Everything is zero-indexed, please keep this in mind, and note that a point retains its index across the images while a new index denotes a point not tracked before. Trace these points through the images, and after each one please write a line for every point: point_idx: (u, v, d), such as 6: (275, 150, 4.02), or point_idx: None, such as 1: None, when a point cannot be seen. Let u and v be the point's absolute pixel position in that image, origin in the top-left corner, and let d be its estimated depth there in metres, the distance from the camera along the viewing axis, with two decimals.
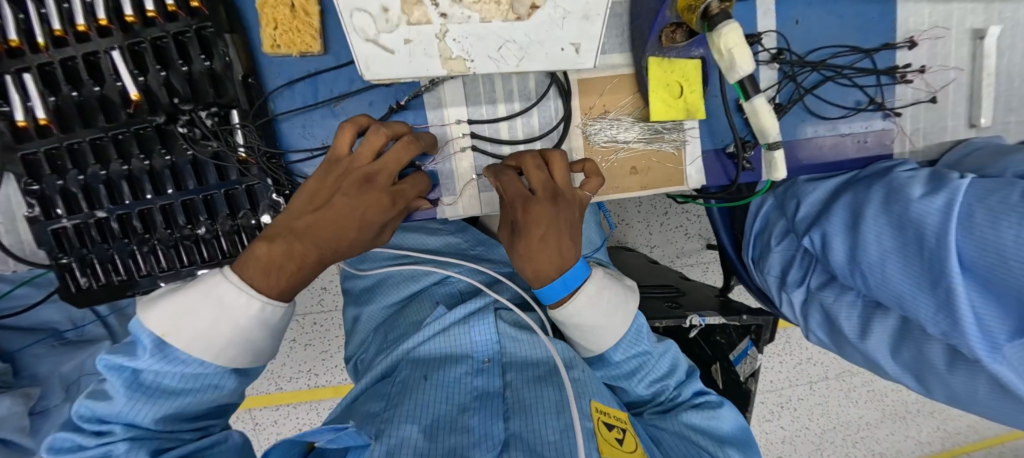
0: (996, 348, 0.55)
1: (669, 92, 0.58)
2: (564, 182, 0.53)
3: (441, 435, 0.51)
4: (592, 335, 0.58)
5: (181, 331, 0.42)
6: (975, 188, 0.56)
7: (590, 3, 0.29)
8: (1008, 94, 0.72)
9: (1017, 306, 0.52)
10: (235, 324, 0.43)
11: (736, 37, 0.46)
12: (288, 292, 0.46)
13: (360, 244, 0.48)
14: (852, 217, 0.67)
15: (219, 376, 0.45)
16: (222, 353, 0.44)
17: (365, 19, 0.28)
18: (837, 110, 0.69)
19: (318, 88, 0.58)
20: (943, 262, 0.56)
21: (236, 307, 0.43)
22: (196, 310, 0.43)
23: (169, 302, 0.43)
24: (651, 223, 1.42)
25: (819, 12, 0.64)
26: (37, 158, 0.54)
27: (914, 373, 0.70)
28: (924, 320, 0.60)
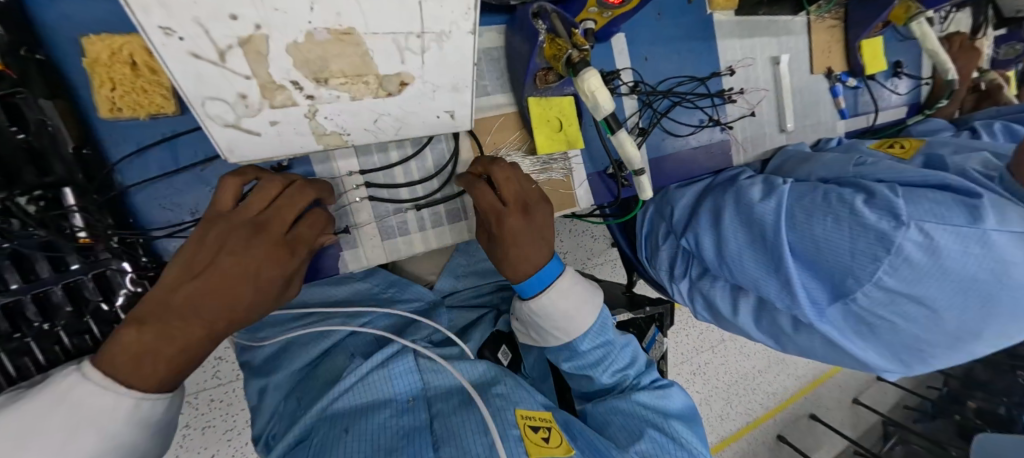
0: (821, 311, 0.70)
1: (550, 127, 0.64)
2: (531, 192, 0.58)
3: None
4: (560, 326, 0.62)
5: (29, 454, 0.34)
6: (794, 191, 0.75)
7: (458, 77, 0.32)
8: (802, 103, 0.93)
9: (828, 277, 0.68)
10: (109, 428, 0.37)
11: (596, 82, 0.52)
12: (169, 381, 0.39)
13: (260, 306, 0.43)
14: (714, 217, 0.81)
15: None
16: None
17: (222, 107, 0.27)
18: (687, 129, 0.81)
19: (178, 151, 0.52)
20: (779, 248, 0.70)
21: (100, 411, 0.36)
22: (45, 426, 0.35)
23: (3, 423, 0.35)
24: (560, 231, 1.51)
25: (662, 48, 0.76)
26: None
27: (773, 337, 0.85)
28: (773, 298, 0.73)
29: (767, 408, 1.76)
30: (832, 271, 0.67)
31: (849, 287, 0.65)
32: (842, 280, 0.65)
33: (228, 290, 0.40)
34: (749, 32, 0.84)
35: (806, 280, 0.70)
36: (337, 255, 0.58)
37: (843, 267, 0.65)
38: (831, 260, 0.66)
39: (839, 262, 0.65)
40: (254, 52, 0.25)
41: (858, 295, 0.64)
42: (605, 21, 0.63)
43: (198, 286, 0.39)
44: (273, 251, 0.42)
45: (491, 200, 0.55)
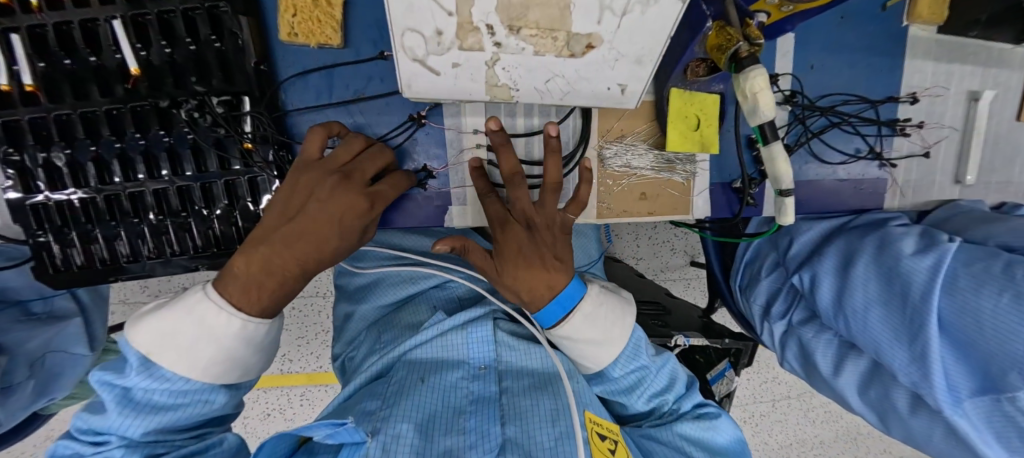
0: (958, 401, 0.59)
1: (686, 124, 0.58)
2: (548, 208, 0.54)
3: (437, 435, 0.52)
4: (588, 353, 0.58)
5: (167, 352, 0.40)
6: (964, 253, 0.61)
7: (645, 49, 0.29)
8: (993, 155, 0.76)
9: (980, 364, 0.57)
10: (223, 343, 0.41)
11: (762, 82, 0.47)
12: (270, 309, 0.43)
13: (345, 249, 0.46)
14: (842, 262, 0.72)
15: (212, 390, 0.43)
16: (208, 370, 0.42)
17: (417, 40, 0.27)
18: (838, 156, 0.71)
19: (334, 82, 0.55)
20: (924, 319, 0.60)
21: (218, 327, 0.41)
22: (180, 330, 0.40)
23: (153, 320, 0.41)
24: (641, 235, 1.44)
25: (834, 59, 0.66)
26: (20, 126, 0.50)
27: (876, 411, 0.73)
28: (896, 369, 0.64)
29: None
30: (989, 364, 0.55)
31: (1010, 384, 0.53)
32: (1003, 373, 0.53)
33: (317, 232, 0.43)
34: (949, 57, 0.70)
35: (948, 361, 0.60)
36: (445, 207, 0.60)
37: (1008, 359, 0.53)
38: (992, 347, 0.54)
39: (1003, 353, 0.53)
40: None
41: (1020, 396, 0.52)
42: (782, 15, 0.56)
43: (293, 226, 0.43)
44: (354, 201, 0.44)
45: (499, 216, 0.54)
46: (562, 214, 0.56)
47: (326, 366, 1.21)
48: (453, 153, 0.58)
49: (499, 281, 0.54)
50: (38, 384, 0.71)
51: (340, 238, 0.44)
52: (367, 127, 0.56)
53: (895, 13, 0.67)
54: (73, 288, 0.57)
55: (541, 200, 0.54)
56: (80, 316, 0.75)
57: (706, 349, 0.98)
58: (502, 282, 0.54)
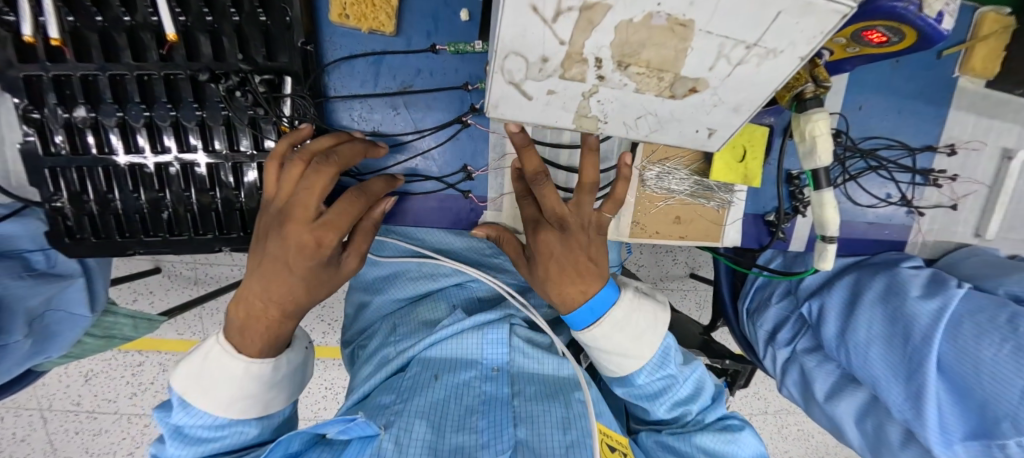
0: (950, 444, 0.60)
1: (733, 155, 0.57)
2: (585, 203, 0.49)
3: (449, 431, 0.50)
4: (616, 362, 0.55)
5: (196, 398, 0.44)
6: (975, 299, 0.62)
7: (746, 99, 0.28)
8: (1015, 212, 0.77)
9: (977, 411, 0.58)
10: (242, 386, 0.44)
11: (824, 127, 0.46)
12: (267, 347, 0.44)
13: (321, 283, 0.44)
14: (851, 297, 0.71)
15: (244, 422, 0.46)
16: (230, 408, 0.44)
17: (518, 63, 0.26)
18: (868, 198, 0.71)
19: (381, 70, 0.52)
20: (922, 360, 0.61)
21: (231, 371, 0.43)
22: (205, 374, 0.44)
23: (185, 364, 0.44)
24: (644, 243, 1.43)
25: (881, 101, 0.65)
26: (42, 81, 0.47)
27: (870, 445, 0.73)
28: (889, 405, 0.64)
29: None
30: (983, 413, 0.57)
31: (1001, 431, 0.54)
32: (996, 420, 0.55)
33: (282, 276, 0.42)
34: (992, 111, 0.69)
35: (944, 401, 0.60)
36: (480, 211, 0.59)
37: (1006, 409, 0.54)
38: (989, 395, 0.56)
39: (1000, 402, 0.54)
40: (587, 20, 0.22)
41: (1009, 445, 0.54)
42: (845, 55, 0.54)
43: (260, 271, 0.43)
44: (304, 238, 0.41)
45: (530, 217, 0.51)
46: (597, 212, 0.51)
47: (315, 339, 1.24)
48: (494, 158, 0.56)
49: (533, 281, 0.53)
50: (34, 343, 0.67)
51: (310, 277, 0.43)
52: (410, 121, 0.54)
53: (948, 61, 0.66)
54: (89, 257, 0.56)
55: (575, 200, 0.49)
56: (85, 276, 0.72)
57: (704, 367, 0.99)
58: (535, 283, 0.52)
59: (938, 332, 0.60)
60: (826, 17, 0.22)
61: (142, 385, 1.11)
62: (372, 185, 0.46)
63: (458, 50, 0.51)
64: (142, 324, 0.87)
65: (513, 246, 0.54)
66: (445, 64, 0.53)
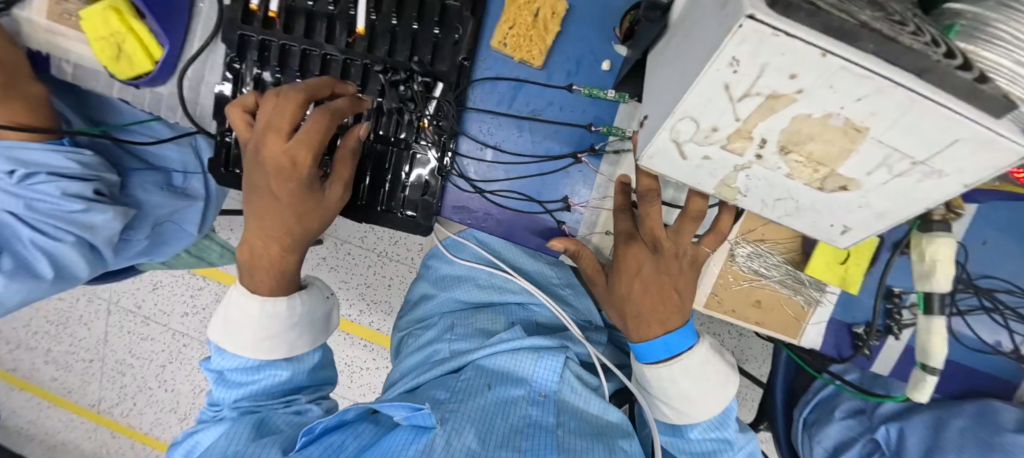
0: None
1: (835, 255, 0.56)
2: (686, 232, 0.50)
3: (493, 444, 0.51)
4: (677, 408, 0.55)
5: (233, 344, 0.53)
6: None
7: (893, 208, 0.29)
8: None
9: None
10: (267, 324, 0.52)
11: (947, 253, 0.45)
12: (277, 286, 0.53)
13: (298, 214, 0.50)
14: (936, 424, 0.66)
15: (273, 366, 0.55)
16: (261, 350, 0.53)
17: (688, 126, 0.28)
18: (976, 341, 0.64)
19: (518, 95, 0.58)
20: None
21: (256, 314, 0.52)
22: (237, 321, 0.53)
23: (221, 316, 0.55)
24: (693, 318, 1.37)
25: (1011, 242, 0.61)
26: (251, 42, 0.58)
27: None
28: None
29: None
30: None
31: None
32: None
33: (264, 193, 0.50)
34: None
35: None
36: (567, 243, 0.61)
37: None
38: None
39: None
40: (770, 106, 0.25)
41: None
42: None
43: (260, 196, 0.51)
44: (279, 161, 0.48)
45: (625, 229, 0.53)
46: (696, 246, 0.52)
47: (352, 314, 1.31)
48: (596, 196, 0.59)
49: (610, 299, 0.55)
50: (150, 243, 0.80)
51: (293, 203, 0.50)
52: (530, 145, 0.58)
53: None
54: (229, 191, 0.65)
55: (677, 226, 0.51)
56: (203, 202, 0.83)
57: None
58: (609, 295, 0.55)
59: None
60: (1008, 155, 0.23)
61: (198, 308, 1.21)
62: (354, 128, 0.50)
63: (591, 93, 0.55)
64: (228, 255, 0.97)
65: (593, 262, 0.56)
66: (576, 103, 0.57)
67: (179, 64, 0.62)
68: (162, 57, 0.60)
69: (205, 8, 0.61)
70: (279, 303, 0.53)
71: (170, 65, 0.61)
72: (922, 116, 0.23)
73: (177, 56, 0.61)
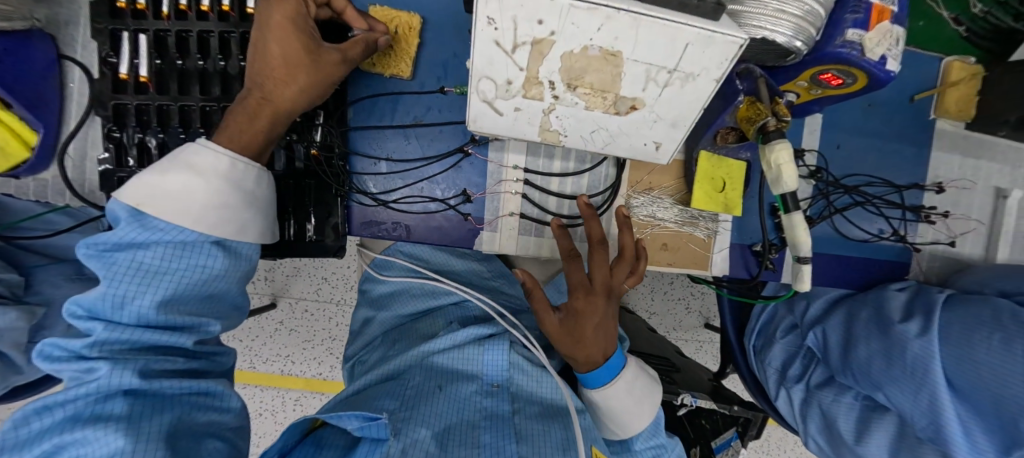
0: None
1: (712, 185, 0.61)
2: (619, 272, 0.57)
3: (452, 445, 0.49)
4: (621, 424, 0.59)
5: (165, 204, 0.40)
6: (955, 308, 0.61)
7: (680, 116, 0.34)
8: None
9: (992, 412, 0.54)
10: (220, 191, 0.42)
11: (787, 156, 0.49)
12: (249, 146, 0.45)
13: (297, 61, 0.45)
14: (847, 323, 0.71)
15: (206, 254, 0.42)
16: (202, 219, 0.41)
17: (489, 86, 0.33)
18: (860, 233, 0.72)
19: (397, 107, 0.62)
20: (926, 370, 0.59)
21: (207, 165, 0.41)
22: (169, 182, 0.40)
23: (142, 176, 0.41)
24: (655, 289, 1.40)
25: (861, 141, 0.70)
26: (127, 108, 0.59)
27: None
28: (912, 421, 0.61)
29: None
30: (999, 411, 0.53)
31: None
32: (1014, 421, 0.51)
33: (282, 56, 0.45)
34: (977, 152, 0.72)
35: (965, 418, 0.57)
36: (478, 232, 0.64)
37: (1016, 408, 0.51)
38: (1001, 395, 0.53)
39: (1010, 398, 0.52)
40: (539, 51, 0.30)
41: None
42: (810, 96, 0.60)
43: (263, 83, 0.45)
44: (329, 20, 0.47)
45: (581, 277, 0.54)
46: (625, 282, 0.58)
47: (324, 373, 1.27)
48: (491, 183, 0.63)
49: (565, 343, 0.55)
50: None
51: (298, 44, 0.45)
52: (418, 150, 0.62)
53: (923, 104, 0.71)
54: None
55: (614, 268, 0.57)
56: None
57: (710, 416, 1.01)
58: (567, 341, 0.55)
59: (934, 344, 0.59)
60: (725, 48, 0.28)
61: None
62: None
63: (463, 91, 0.61)
64: None
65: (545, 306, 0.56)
66: (451, 103, 0.61)
67: (58, 145, 0.62)
68: (38, 143, 0.60)
69: (75, 86, 0.62)
70: (248, 173, 0.44)
71: (48, 148, 0.61)
72: (649, 31, 0.27)
73: (54, 137, 0.61)
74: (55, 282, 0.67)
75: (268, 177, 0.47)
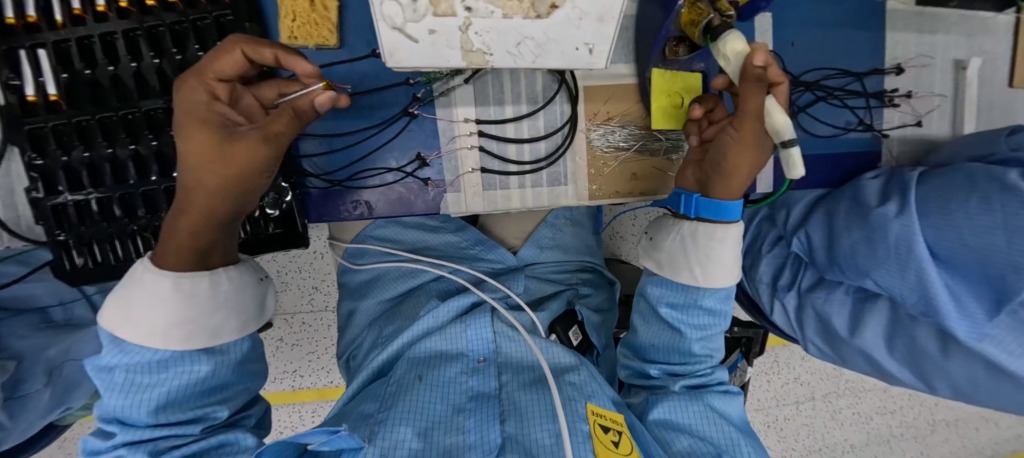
0: (979, 329, 0.55)
1: (670, 102, 0.60)
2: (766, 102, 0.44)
3: (435, 436, 0.51)
4: (699, 261, 0.52)
5: (133, 329, 0.40)
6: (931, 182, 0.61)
7: (606, 7, 0.32)
8: (1000, 105, 0.71)
9: (978, 274, 0.54)
10: (177, 307, 0.40)
11: (740, 43, 0.44)
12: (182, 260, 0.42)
13: (205, 166, 0.39)
14: (829, 220, 0.70)
15: (187, 360, 0.42)
16: (168, 338, 0.40)
17: (394, 8, 0.30)
18: (828, 129, 0.71)
19: (331, 80, 0.58)
20: (910, 246, 0.59)
21: (154, 284, 0.40)
22: (131, 304, 0.40)
23: (115, 296, 0.41)
24: None
25: (814, 35, 0.68)
26: (43, 132, 0.53)
27: (912, 366, 0.66)
28: (903, 300, 0.60)
29: None
30: (985, 271, 0.53)
31: (1012, 287, 0.50)
32: (1000, 276, 0.51)
33: (195, 162, 0.39)
34: (931, 27, 0.70)
35: (953, 285, 0.57)
36: (441, 196, 0.62)
37: (1002, 263, 0.50)
38: (984, 254, 0.53)
39: (993, 255, 0.51)
40: None
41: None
42: None
43: (182, 190, 0.40)
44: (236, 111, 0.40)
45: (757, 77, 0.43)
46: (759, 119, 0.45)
47: (336, 380, 1.26)
48: (445, 142, 0.60)
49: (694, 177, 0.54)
50: None
51: (204, 139, 0.39)
52: (362, 121, 0.59)
53: None
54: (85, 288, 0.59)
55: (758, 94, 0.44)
56: None
57: None
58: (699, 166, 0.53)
59: (914, 221, 0.59)
60: None
61: None
62: (294, 56, 0.41)
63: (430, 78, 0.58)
64: None
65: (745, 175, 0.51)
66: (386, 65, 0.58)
67: None
68: None
69: None
70: (199, 281, 0.42)
71: None
72: None
73: None
74: (18, 333, 0.64)
75: (226, 278, 0.44)
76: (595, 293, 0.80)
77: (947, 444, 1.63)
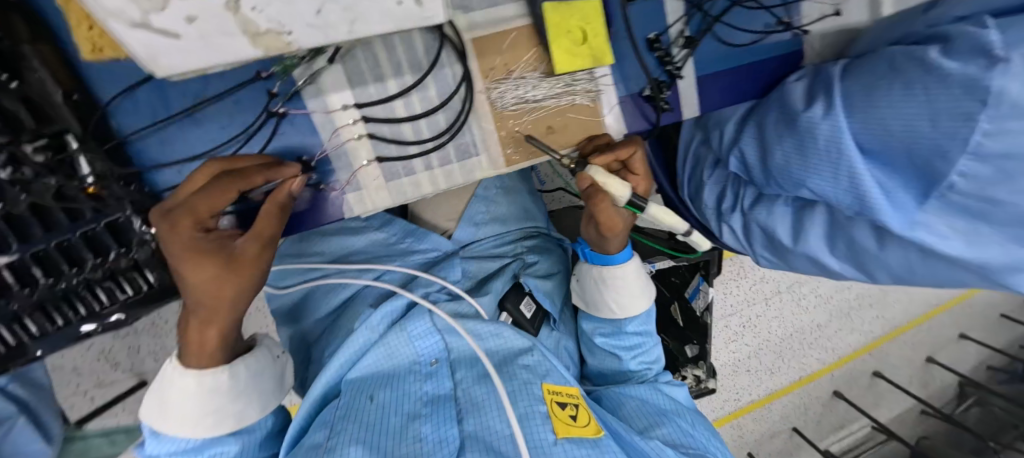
0: (912, 217, 0.54)
1: (572, 39, 0.53)
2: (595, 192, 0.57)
3: (390, 448, 0.48)
4: (619, 302, 0.66)
5: (168, 423, 0.46)
6: (855, 75, 0.57)
7: None
8: None
9: (909, 165, 0.52)
10: (204, 403, 0.46)
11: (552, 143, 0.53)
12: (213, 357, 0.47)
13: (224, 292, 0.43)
14: (761, 133, 0.67)
15: (219, 442, 0.49)
16: (200, 428, 0.47)
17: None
18: (748, 36, 0.66)
19: (167, 93, 0.48)
20: (841, 148, 0.56)
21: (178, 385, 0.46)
22: (167, 404, 0.47)
23: (153, 395, 0.48)
24: None
25: None
26: None
27: (854, 263, 0.66)
28: (839, 204, 0.59)
29: (825, 363, 1.72)
30: (913, 161, 0.51)
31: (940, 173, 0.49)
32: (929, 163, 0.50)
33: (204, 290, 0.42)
34: None
35: (883, 180, 0.55)
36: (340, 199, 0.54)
37: (930, 150, 0.49)
38: (911, 144, 0.51)
39: (922, 144, 0.50)
40: None
41: (954, 181, 0.49)
42: None
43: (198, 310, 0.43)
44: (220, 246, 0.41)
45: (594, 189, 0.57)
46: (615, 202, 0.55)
47: None
48: (327, 137, 0.52)
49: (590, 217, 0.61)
50: None
51: (213, 270, 0.41)
52: (221, 134, 0.50)
53: None
54: None
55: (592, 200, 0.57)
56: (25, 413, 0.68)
57: (677, 270, 1.03)
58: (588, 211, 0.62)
59: (842, 121, 0.56)
60: None
61: None
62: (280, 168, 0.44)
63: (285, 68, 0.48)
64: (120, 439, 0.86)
65: (624, 221, 0.60)
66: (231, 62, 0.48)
67: None
68: None
69: None
70: (220, 374, 0.47)
71: None
72: None
73: None
74: None
75: (251, 359, 0.50)
76: (543, 258, 0.76)
77: (896, 303, 1.78)
